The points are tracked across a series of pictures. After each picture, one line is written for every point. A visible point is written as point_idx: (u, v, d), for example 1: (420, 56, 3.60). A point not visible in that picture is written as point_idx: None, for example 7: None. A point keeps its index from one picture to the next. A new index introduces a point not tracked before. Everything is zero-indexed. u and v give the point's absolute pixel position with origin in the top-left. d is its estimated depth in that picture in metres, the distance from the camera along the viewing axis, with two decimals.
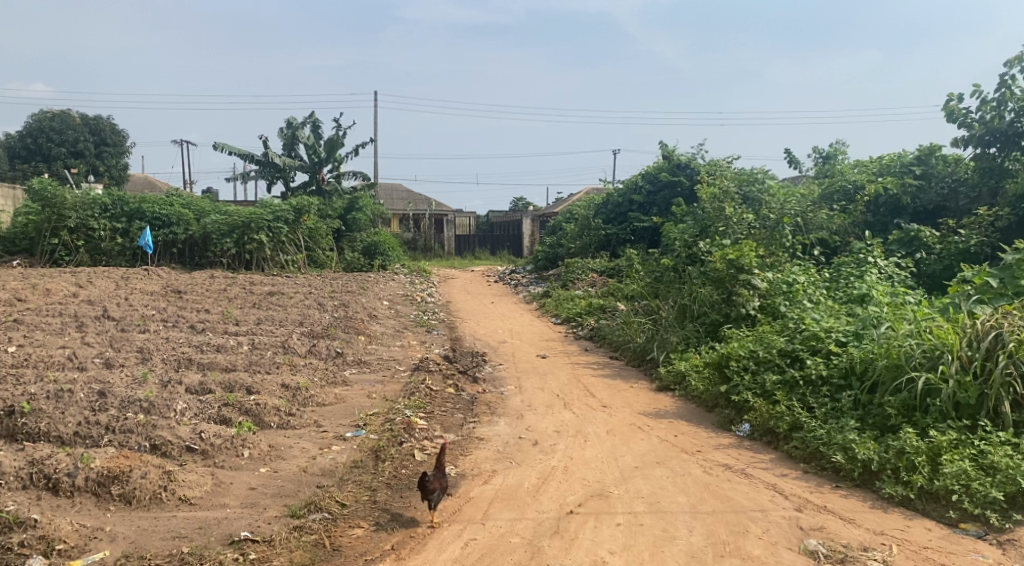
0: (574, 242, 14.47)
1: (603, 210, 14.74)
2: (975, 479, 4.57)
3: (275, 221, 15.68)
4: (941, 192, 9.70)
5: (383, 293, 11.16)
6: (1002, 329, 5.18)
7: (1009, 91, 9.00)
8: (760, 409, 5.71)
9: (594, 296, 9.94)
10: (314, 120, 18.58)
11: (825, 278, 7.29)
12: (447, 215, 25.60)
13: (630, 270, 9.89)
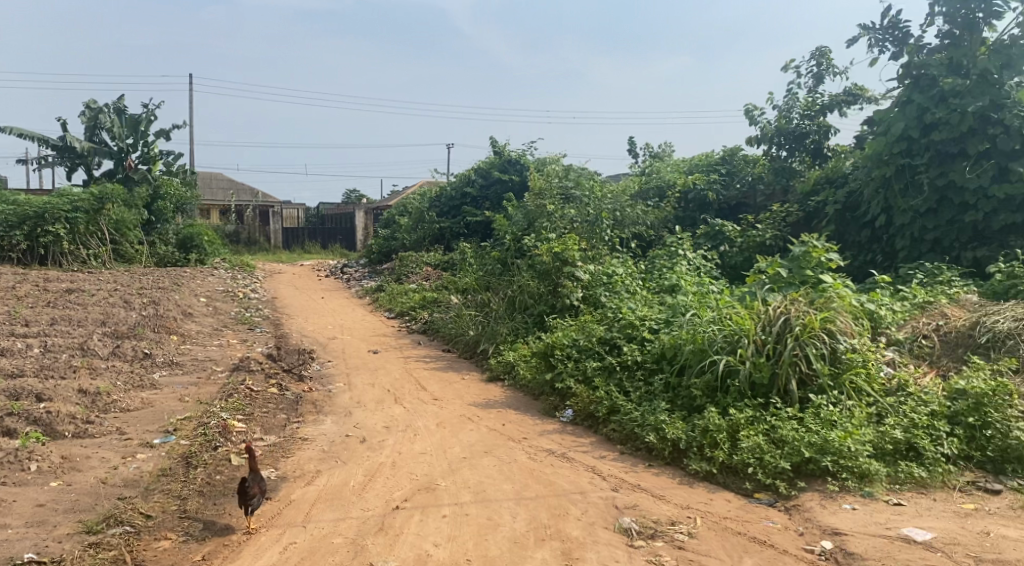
0: (408, 235, 14.40)
1: (436, 204, 14.79)
2: (767, 452, 5.00)
3: (73, 212, 14.35)
4: (740, 189, 10.48)
5: (201, 289, 10.50)
6: (790, 314, 5.64)
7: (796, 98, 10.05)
8: (580, 395, 5.96)
9: (428, 290, 9.91)
10: (119, 104, 17.17)
11: (641, 269, 7.67)
12: (274, 207, 24.40)
13: (463, 264, 9.96)
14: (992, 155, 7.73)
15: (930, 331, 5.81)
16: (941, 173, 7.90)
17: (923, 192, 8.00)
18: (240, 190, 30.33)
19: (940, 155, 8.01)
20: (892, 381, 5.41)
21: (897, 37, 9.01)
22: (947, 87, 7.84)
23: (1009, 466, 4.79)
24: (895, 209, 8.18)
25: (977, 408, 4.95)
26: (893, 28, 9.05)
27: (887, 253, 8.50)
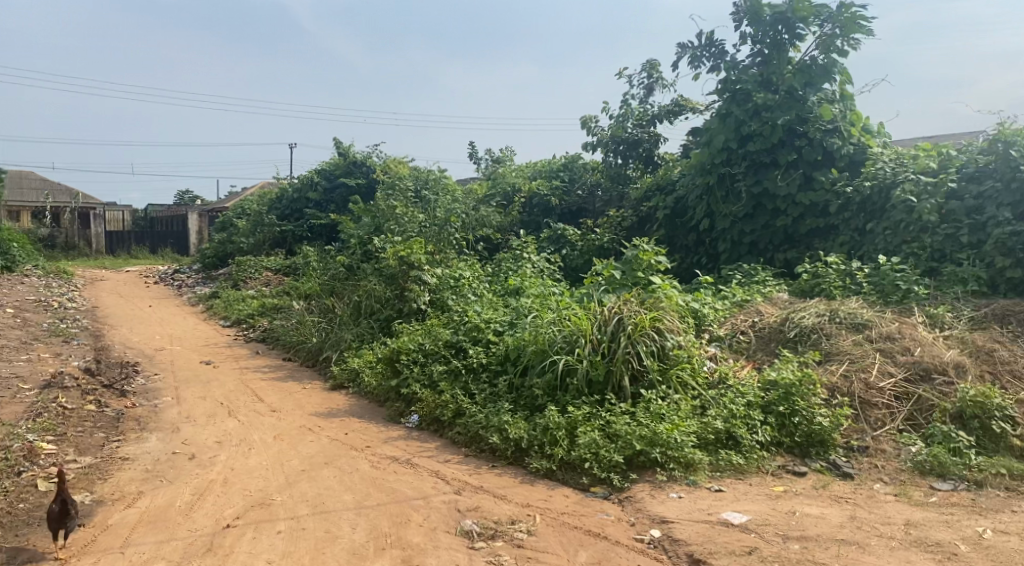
0: (246, 239, 13.83)
1: (276, 206, 14.36)
2: (602, 447, 5.18)
3: None
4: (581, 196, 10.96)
5: (5, 300, 9.54)
6: (623, 314, 5.93)
7: (627, 107, 10.49)
8: (425, 399, 5.94)
9: (268, 297, 9.55)
10: None
11: (488, 273, 7.79)
12: (94, 208, 22.67)
13: (306, 268, 9.70)
14: (799, 164, 8.43)
15: (747, 327, 6.28)
16: (756, 182, 8.53)
17: (741, 200, 8.57)
18: (55, 191, 27.91)
19: (754, 165, 8.64)
20: (714, 374, 5.79)
21: (714, 54, 9.48)
22: (759, 101, 8.50)
23: (813, 449, 5.23)
24: (717, 215, 8.74)
25: (786, 397, 5.37)
26: (710, 45, 9.51)
27: (711, 256, 9.08)
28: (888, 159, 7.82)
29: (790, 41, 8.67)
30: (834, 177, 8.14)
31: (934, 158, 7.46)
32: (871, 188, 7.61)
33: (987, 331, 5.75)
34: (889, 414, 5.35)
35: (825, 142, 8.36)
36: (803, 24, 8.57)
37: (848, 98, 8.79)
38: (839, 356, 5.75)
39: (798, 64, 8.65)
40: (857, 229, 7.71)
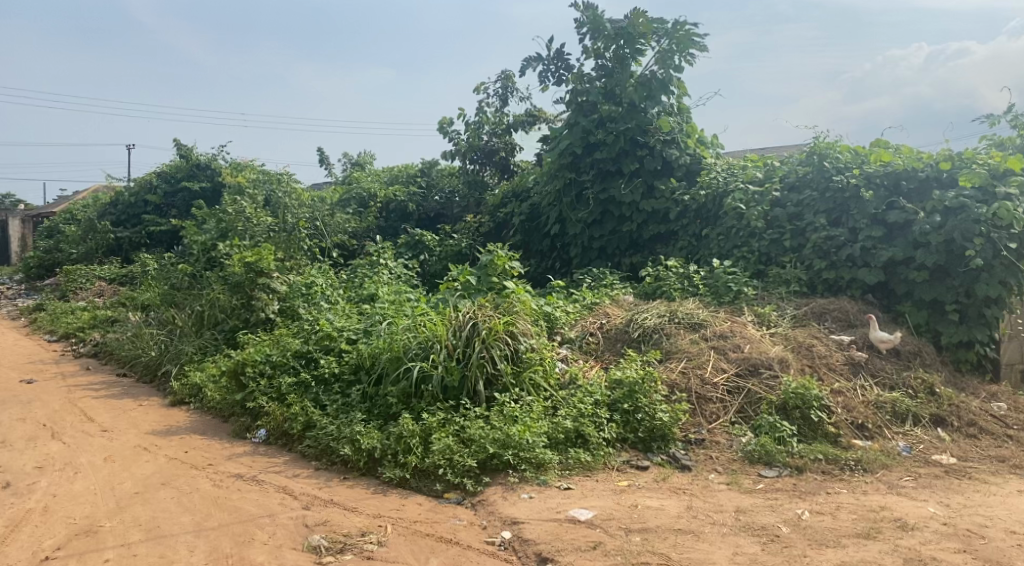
0: (75, 248, 12.95)
1: (111, 211, 13.54)
2: (456, 452, 5.19)
3: None
4: (439, 202, 11.12)
5: None
6: (478, 319, 5.96)
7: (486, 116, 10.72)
8: (272, 413, 5.74)
9: (100, 308, 8.96)
10: None
11: (342, 279, 7.66)
12: None
13: (144, 277, 9.16)
14: (640, 174, 8.83)
15: (595, 329, 6.50)
16: (603, 189, 8.92)
17: (589, 206, 8.95)
18: None
19: (602, 173, 9.03)
20: (566, 375, 5.95)
21: (560, 67, 9.77)
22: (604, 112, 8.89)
23: (655, 443, 5.49)
24: (568, 221, 9.06)
25: (631, 394, 5.62)
26: (557, 60, 9.80)
27: (563, 261, 9.45)
28: (721, 170, 8.34)
29: (631, 56, 9.04)
30: (673, 186, 8.50)
31: (760, 169, 7.93)
32: (706, 196, 8.06)
33: (807, 328, 6.23)
34: (723, 407, 5.70)
35: (664, 153, 8.77)
36: (642, 41, 8.97)
37: (685, 111, 9.28)
38: (678, 353, 6.07)
39: (639, 78, 9.03)
40: (694, 235, 8.19)
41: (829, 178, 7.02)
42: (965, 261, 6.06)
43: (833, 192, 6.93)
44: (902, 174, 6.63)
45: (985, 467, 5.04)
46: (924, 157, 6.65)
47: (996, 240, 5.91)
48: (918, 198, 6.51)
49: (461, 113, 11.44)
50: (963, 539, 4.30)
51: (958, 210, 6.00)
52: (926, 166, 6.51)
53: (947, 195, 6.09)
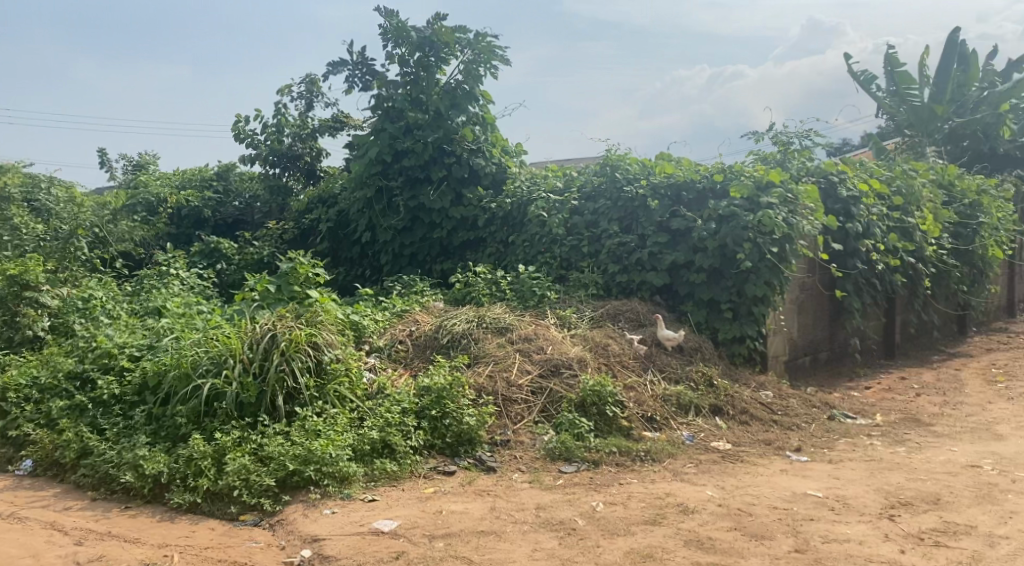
0: None
1: None
2: (253, 472, 4.91)
3: None
4: (240, 207, 10.92)
5: None
6: (277, 331, 5.72)
7: (287, 120, 10.89)
8: (41, 441, 5.24)
9: None
10: None
11: (127, 292, 7.13)
12: None
13: None
14: (448, 181, 9.02)
15: (404, 336, 6.48)
16: (413, 197, 9.03)
17: (399, 213, 9.05)
18: None
19: (410, 180, 9.14)
20: (373, 385, 5.84)
21: (365, 73, 9.73)
22: (411, 119, 8.99)
23: (462, 448, 5.51)
24: (377, 228, 9.06)
25: (438, 400, 5.60)
26: (362, 65, 9.73)
27: (374, 268, 9.44)
28: (525, 178, 8.70)
29: (436, 64, 9.16)
30: (480, 194, 8.83)
31: (560, 179, 8.29)
32: (512, 204, 8.34)
33: (603, 328, 6.57)
34: (527, 408, 5.86)
35: (471, 162, 9.05)
36: (446, 51, 9.19)
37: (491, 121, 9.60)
38: (485, 358, 6.17)
39: (444, 87, 9.26)
40: (502, 242, 8.38)
41: (620, 189, 7.48)
42: (736, 264, 6.67)
43: (624, 201, 7.42)
44: (682, 185, 7.20)
45: (754, 450, 5.58)
46: (701, 170, 7.23)
47: (761, 245, 6.47)
48: (696, 208, 7.11)
49: (257, 114, 11.26)
50: (735, 517, 4.70)
51: (730, 218, 6.61)
52: (702, 178, 7.13)
53: (720, 204, 6.68)
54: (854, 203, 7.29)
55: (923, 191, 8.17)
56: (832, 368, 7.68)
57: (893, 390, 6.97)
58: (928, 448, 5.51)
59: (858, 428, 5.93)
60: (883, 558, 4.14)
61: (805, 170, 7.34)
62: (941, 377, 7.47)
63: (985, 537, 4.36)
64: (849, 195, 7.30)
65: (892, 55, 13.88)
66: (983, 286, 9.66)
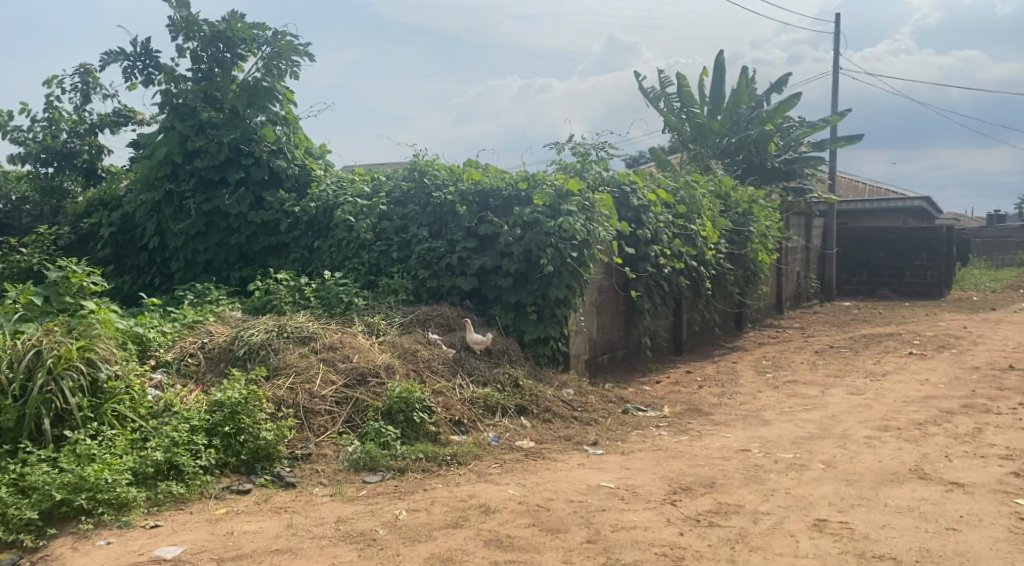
0: None
1: None
2: (11, 505, 4.34)
3: None
4: (4, 209, 10.27)
5: None
6: (42, 347, 5.17)
7: (61, 115, 10.37)
8: None
9: None
10: None
11: None
12: None
13: None
14: (247, 184, 8.82)
15: (196, 349, 6.13)
16: (206, 200, 8.72)
17: (191, 216, 8.66)
18: None
19: (203, 182, 8.78)
20: (159, 403, 5.44)
21: (148, 65, 9.13)
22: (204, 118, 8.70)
23: (260, 465, 5.22)
24: (167, 232, 8.66)
25: (232, 416, 5.25)
26: (147, 56, 9.05)
27: (164, 276, 9.08)
28: (331, 182, 8.59)
29: (232, 60, 9.04)
30: (281, 198, 8.71)
31: (368, 183, 8.30)
32: (317, 209, 8.18)
33: (412, 334, 6.55)
34: (330, 419, 5.67)
35: (272, 164, 8.93)
36: (243, 48, 9.01)
37: (292, 122, 9.51)
38: (286, 369, 5.93)
39: (241, 85, 9.02)
40: (307, 247, 8.29)
41: (429, 195, 7.48)
42: (540, 268, 6.87)
43: (433, 207, 7.41)
44: (488, 193, 7.35)
45: (555, 447, 5.77)
46: (506, 178, 7.40)
47: (562, 251, 6.73)
48: (502, 214, 7.27)
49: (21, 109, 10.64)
50: (533, 514, 4.84)
51: (534, 224, 6.81)
52: (507, 186, 7.28)
53: (524, 211, 6.87)
54: (643, 211, 7.85)
55: (703, 202, 8.86)
56: (627, 365, 8.22)
57: (680, 383, 7.54)
58: (707, 436, 6.00)
59: (649, 420, 6.35)
60: (663, 542, 4.43)
61: (601, 180, 7.77)
62: (721, 369, 8.25)
63: (751, 514, 4.80)
64: (640, 204, 7.85)
65: (677, 75, 15.06)
66: (756, 287, 10.74)
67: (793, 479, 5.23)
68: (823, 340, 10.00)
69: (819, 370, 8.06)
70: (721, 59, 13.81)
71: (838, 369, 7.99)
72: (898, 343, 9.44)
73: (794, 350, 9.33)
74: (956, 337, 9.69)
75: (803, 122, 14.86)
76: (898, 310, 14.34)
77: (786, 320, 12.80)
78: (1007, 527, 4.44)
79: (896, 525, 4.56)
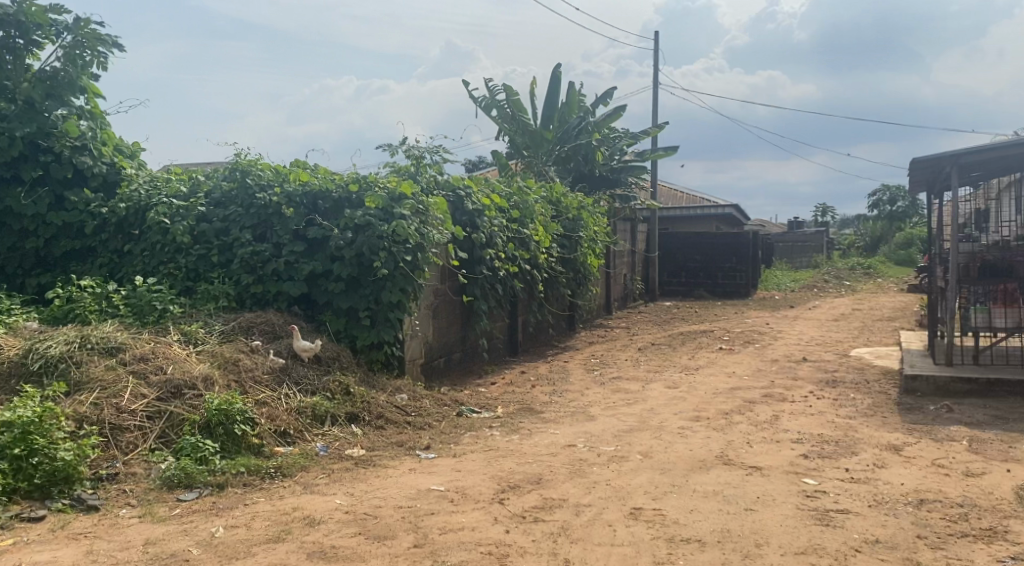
0: None
1: None
2: None
3: None
4: None
5: None
6: None
7: None
8: None
9: None
10: None
11: None
12: None
13: None
14: (46, 182, 8.14)
15: None
16: None
17: None
18: None
19: None
20: None
21: None
22: None
23: (56, 488, 4.68)
24: None
25: (24, 437, 4.70)
26: None
27: None
28: (144, 182, 8.05)
29: (25, 47, 8.31)
30: (86, 197, 8.05)
31: (184, 182, 7.85)
32: (126, 210, 7.64)
33: (234, 343, 6.27)
34: (140, 435, 5.28)
35: (75, 161, 8.20)
36: (39, 35, 8.36)
37: (99, 116, 8.93)
38: (90, 384, 5.48)
39: (37, 74, 8.33)
40: (115, 251, 7.72)
41: (253, 197, 7.19)
42: (373, 273, 6.86)
43: (257, 209, 7.15)
44: (317, 195, 7.19)
45: (386, 453, 5.72)
46: (336, 179, 7.31)
47: (395, 255, 6.76)
48: (332, 217, 7.14)
49: None
50: (360, 522, 4.69)
51: (366, 228, 6.78)
52: (336, 188, 7.16)
53: (355, 214, 6.81)
54: (478, 215, 8.02)
55: (535, 207, 9.21)
56: (463, 368, 8.37)
57: (514, 383, 7.79)
58: (536, 434, 6.20)
59: (482, 421, 6.48)
60: (489, 541, 4.46)
61: (435, 184, 7.85)
62: (553, 368, 8.57)
63: (573, 507, 4.95)
64: (474, 208, 8.00)
65: (505, 86, 15.35)
66: (587, 290, 11.28)
67: (614, 471, 5.49)
68: (646, 338, 10.66)
69: (641, 366, 8.57)
70: (551, 70, 14.33)
71: (658, 365, 8.53)
72: (710, 339, 10.23)
73: (620, 348, 9.86)
74: (759, 333, 10.66)
75: (628, 133, 15.63)
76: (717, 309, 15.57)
77: (614, 320, 13.52)
78: (795, 504, 4.88)
79: (702, 509, 4.87)
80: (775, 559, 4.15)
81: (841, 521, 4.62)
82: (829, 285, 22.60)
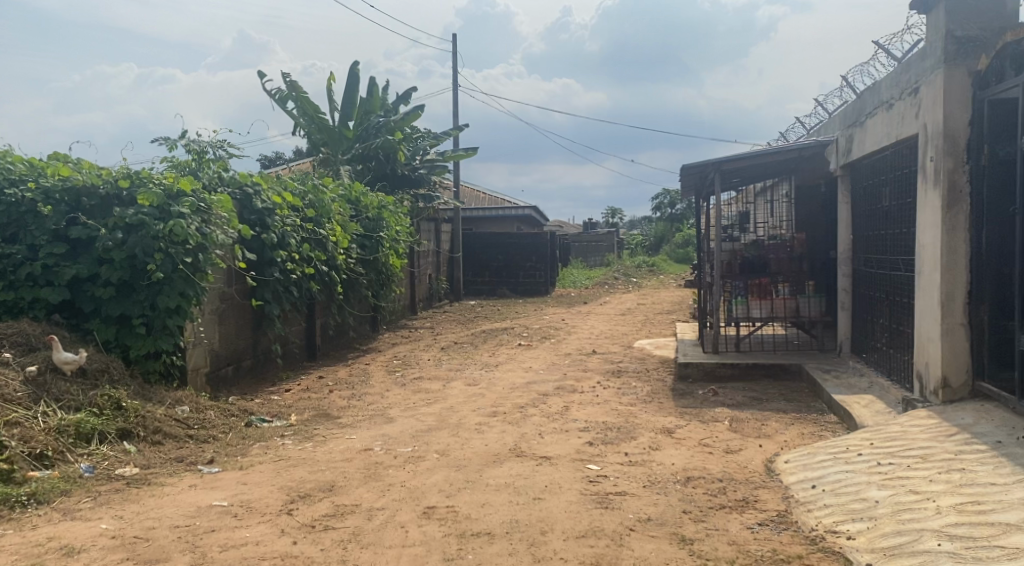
0: None
1: None
2: None
3: None
4: None
5: None
6: None
7: None
8: None
9: None
10: None
11: None
12: None
13: None
14: None
15: None
16: None
17: None
18: None
19: None
20: None
21: None
22: None
23: None
24: None
25: None
26: None
27: None
28: None
29: None
30: None
31: None
32: None
33: None
34: None
35: None
36: None
37: None
38: None
39: None
40: None
41: None
42: (147, 276, 6.43)
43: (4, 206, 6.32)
44: (81, 190, 6.54)
45: (164, 471, 5.35)
46: (103, 174, 6.68)
47: (173, 256, 6.38)
48: (98, 216, 6.57)
49: None
50: (129, 547, 4.27)
51: (138, 227, 6.33)
52: (104, 184, 6.58)
53: (126, 212, 6.31)
54: (268, 214, 7.83)
55: (332, 206, 9.09)
56: (255, 375, 8.07)
57: (310, 389, 7.62)
58: (331, 440, 6.07)
59: (273, 432, 6.28)
60: (275, 554, 4.25)
61: (219, 180, 7.48)
62: (353, 372, 8.43)
63: (366, 512, 4.84)
64: (263, 207, 7.78)
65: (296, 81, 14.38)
66: (390, 291, 11.26)
67: (409, 472, 5.48)
68: (449, 337, 10.81)
69: (443, 366, 8.67)
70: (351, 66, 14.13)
71: (458, 364, 8.68)
72: (510, 336, 10.56)
73: (423, 348, 9.91)
74: (555, 328, 11.17)
75: (431, 134, 15.86)
76: (519, 307, 16.09)
77: (418, 320, 13.56)
78: (579, 491, 5.12)
79: (493, 503, 4.98)
80: (558, 545, 4.33)
81: (618, 503, 4.92)
82: (619, 282, 24.12)
